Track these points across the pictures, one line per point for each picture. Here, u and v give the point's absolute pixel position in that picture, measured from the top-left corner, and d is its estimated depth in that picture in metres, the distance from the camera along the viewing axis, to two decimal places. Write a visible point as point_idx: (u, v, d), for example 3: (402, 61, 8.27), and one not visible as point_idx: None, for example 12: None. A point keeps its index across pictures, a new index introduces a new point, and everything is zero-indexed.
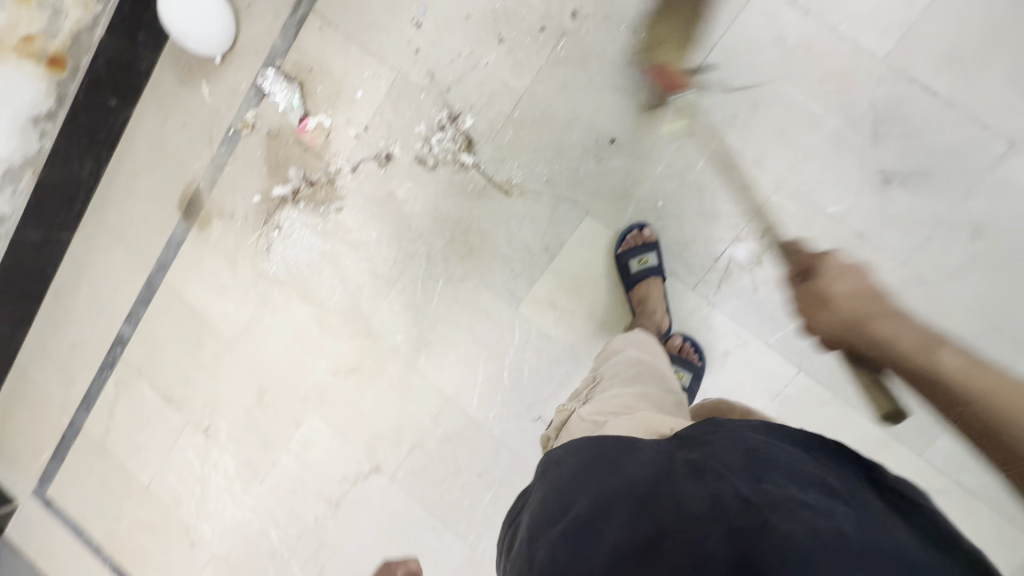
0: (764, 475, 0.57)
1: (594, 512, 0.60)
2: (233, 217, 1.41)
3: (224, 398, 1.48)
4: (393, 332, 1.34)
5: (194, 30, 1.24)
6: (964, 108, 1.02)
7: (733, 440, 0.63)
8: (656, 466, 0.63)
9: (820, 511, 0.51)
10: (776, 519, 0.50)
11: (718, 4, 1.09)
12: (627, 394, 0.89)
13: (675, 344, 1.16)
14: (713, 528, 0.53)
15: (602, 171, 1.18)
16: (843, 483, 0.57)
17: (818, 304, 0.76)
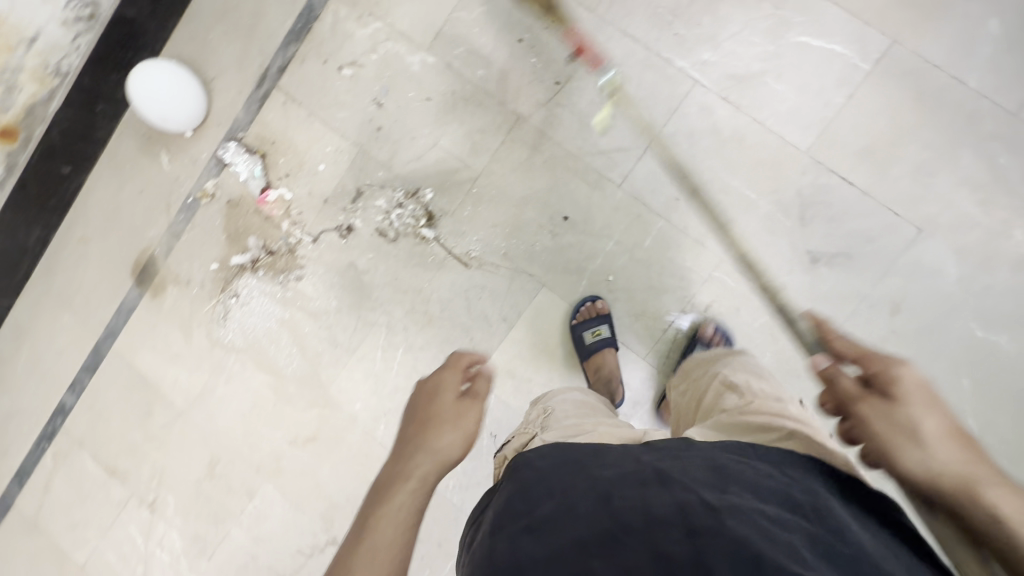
0: (729, 487, 0.59)
1: (560, 510, 0.59)
2: (189, 283, 1.39)
3: (173, 469, 1.42)
4: (351, 401, 1.34)
5: (181, 108, 1.28)
6: (877, 196, 1.12)
7: (702, 455, 0.65)
8: (625, 472, 0.62)
9: (779, 523, 0.54)
10: (734, 525, 0.53)
11: (659, 98, 1.18)
12: (586, 420, 0.86)
13: (709, 332, 1.15)
14: (675, 531, 0.54)
15: (556, 246, 1.23)
16: (806, 497, 0.60)
17: (905, 437, 0.62)
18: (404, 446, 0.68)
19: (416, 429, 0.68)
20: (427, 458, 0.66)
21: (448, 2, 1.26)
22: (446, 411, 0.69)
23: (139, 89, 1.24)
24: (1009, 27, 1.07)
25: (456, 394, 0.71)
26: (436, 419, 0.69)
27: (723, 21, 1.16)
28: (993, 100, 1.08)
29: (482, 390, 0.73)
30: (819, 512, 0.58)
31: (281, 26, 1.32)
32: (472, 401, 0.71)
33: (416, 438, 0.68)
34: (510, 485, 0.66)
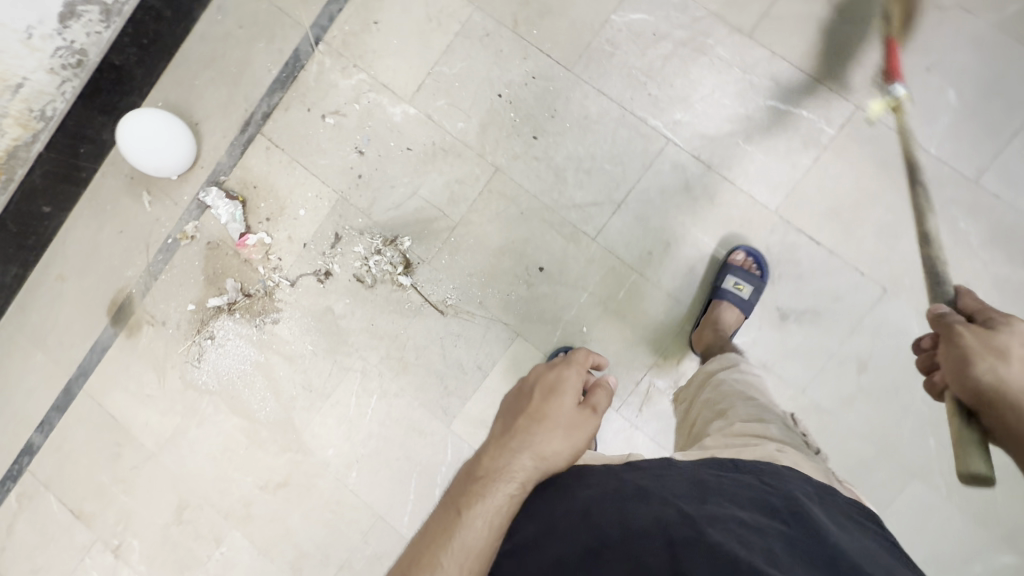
0: (707, 498, 0.65)
1: (545, 530, 0.63)
2: (166, 323, 1.39)
3: (140, 513, 1.39)
4: (323, 447, 1.32)
5: (172, 135, 1.27)
6: (844, 257, 1.15)
7: (684, 472, 0.71)
8: (611, 488, 0.68)
9: (755, 532, 0.60)
10: (710, 532, 0.58)
11: (633, 155, 1.22)
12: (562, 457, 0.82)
13: (738, 258, 1.16)
14: (654, 540, 0.59)
15: (531, 296, 1.25)
16: (783, 501, 0.66)
17: (1001, 355, 0.67)
18: (507, 436, 0.65)
19: (524, 422, 0.66)
20: (531, 459, 0.64)
21: (430, 56, 1.29)
22: (562, 416, 0.66)
23: (132, 144, 1.23)
24: (968, 98, 1.11)
25: (575, 401, 0.68)
26: (547, 421, 0.65)
27: (695, 84, 1.20)
28: (952, 167, 1.12)
29: (599, 404, 0.68)
30: (794, 513, 0.63)
31: (267, 74, 1.35)
32: (589, 413, 0.68)
33: (523, 432, 0.65)
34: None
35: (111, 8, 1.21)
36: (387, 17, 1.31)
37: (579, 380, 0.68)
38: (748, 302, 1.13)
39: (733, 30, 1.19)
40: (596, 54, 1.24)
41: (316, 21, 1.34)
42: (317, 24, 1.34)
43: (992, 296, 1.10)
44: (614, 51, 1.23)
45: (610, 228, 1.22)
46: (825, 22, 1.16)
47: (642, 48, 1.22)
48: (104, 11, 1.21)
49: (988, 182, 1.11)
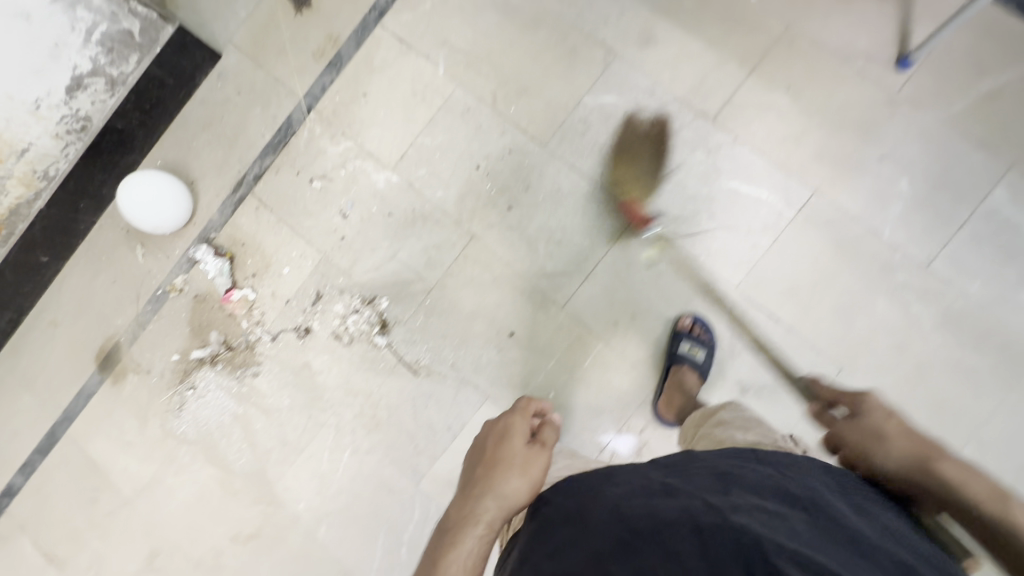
0: (731, 491, 0.70)
1: (580, 528, 0.66)
2: (150, 372, 1.43)
3: (112, 559, 1.41)
4: (295, 500, 1.35)
5: (167, 185, 1.33)
6: (802, 334, 1.19)
7: (709, 469, 0.77)
8: (640, 487, 0.73)
9: (779, 517, 0.64)
10: (735, 517, 0.62)
11: (602, 229, 1.28)
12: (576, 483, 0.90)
13: (686, 324, 1.21)
14: (684, 525, 0.62)
15: (502, 360, 1.29)
16: (801, 489, 0.71)
17: (874, 438, 0.81)
18: (471, 485, 0.74)
19: (484, 472, 0.75)
20: (493, 500, 0.72)
21: (414, 128, 1.36)
22: (515, 455, 0.75)
23: (136, 205, 1.30)
24: (918, 188, 1.17)
25: (524, 442, 0.78)
26: (502, 464, 0.75)
27: (661, 163, 1.26)
28: (905, 252, 1.17)
29: (549, 439, 0.80)
30: (811, 500, 0.69)
31: (261, 138, 1.43)
32: (538, 450, 0.77)
33: (484, 479, 0.74)
34: (532, 523, 0.73)
35: (116, 79, 1.36)
36: (375, 90, 1.39)
37: (524, 423, 0.81)
38: (701, 366, 1.18)
39: (698, 115, 1.26)
40: (569, 132, 1.30)
41: (308, 91, 1.42)
42: (309, 94, 1.41)
43: (941, 378, 1.14)
44: (586, 131, 1.30)
45: (578, 298, 1.27)
46: (785, 111, 1.23)
47: (613, 128, 1.29)
48: (109, 82, 1.35)
49: (938, 268, 1.16)
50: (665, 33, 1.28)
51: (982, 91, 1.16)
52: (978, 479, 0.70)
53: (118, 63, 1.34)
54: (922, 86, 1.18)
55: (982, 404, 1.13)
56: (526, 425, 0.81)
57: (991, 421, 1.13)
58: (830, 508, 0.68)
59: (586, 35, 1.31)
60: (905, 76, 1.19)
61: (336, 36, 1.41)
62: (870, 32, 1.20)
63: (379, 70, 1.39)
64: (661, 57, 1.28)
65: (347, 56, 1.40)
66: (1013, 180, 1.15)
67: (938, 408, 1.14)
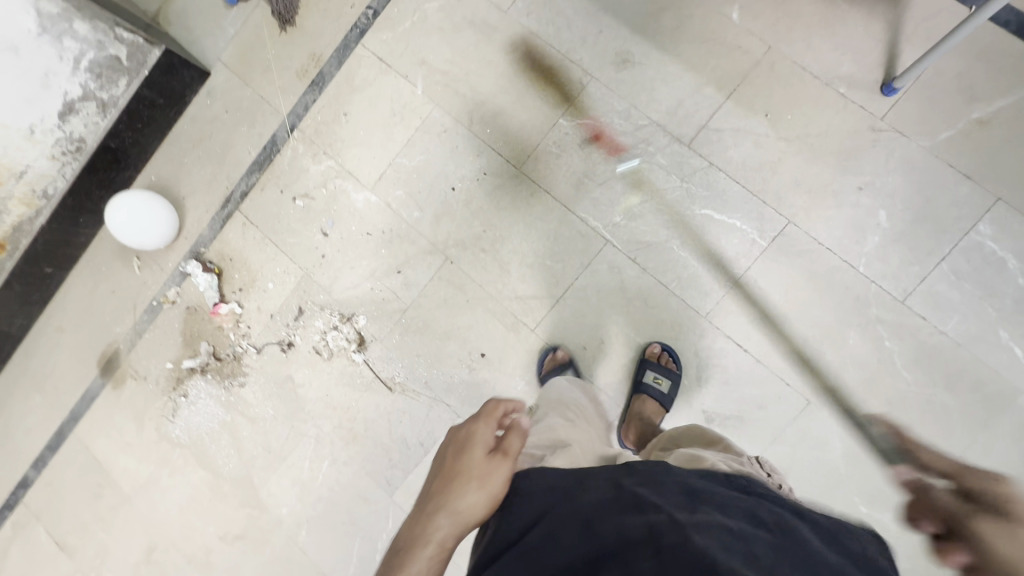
0: (699, 508, 0.63)
1: (547, 536, 0.62)
2: (146, 378, 1.51)
3: (114, 549, 1.52)
4: (279, 505, 1.42)
5: (143, 198, 1.38)
6: (770, 366, 1.18)
7: (676, 480, 0.69)
8: (607, 493, 0.66)
9: (742, 539, 0.58)
10: (699, 538, 0.56)
11: (574, 254, 1.28)
12: (560, 431, 0.92)
13: (654, 352, 1.21)
14: (643, 549, 0.56)
15: (473, 381, 1.31)
16: (773, 515, 0.65)
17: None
18: (427, 501, 0.68)
19: (439, 486, 0.69)
20: (447, 517, 0.66)
21: (393, 148, 1.38)
22: (473, 467, 0.69)
23: (127, 228, 1.36)
24: (898, 220, 1.14)
25: (486, 451, 0.71)
26: (459, 478, 0.69)
27: (635, 189, 1.25)
28: (880, 286, 1.14)
29: (513, 448, 0.73)
30: (783, 526, 0.62)
31: (247, 156, 1.47)
32: (500, 460, 0.70)
33: (439, 494, 0.68)
34: (500, 513, 0.69)
35: (107, 102, 1.38)
36: (355, 109, 1.40)
37: (487, 431, 0.73)
38: (664, 396, 1.17)
39: (673, 140, 1.24)
40: (543, 155, 1.30)
41: (292, 109, 1.44)
42: (293, 112, 1.44)
43: (915, 416, 1.12)
44: (561, 154, 1.29)
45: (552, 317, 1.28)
46: (762, 136, 1.20)
47: (587, 152, 1.28)
48: (100, 105, 1.37)
49: (915, 304, 1.13)
50: (642, 54, 1.25)
51: (971, 119, 1.11)
52: None
53: (108, 86, 1.36)
54: (907, 114, 1.14)
55: (955, 444, 1.10)
56: (489, 431, 0.73)
57: (963, 460, 1.09)
58: (796, 534, 0.62)
59: (563, 57, 1.29)
60: (889, 102, 1.15)
61: (318, 55, 1.43)
62: (856, 55, 1.16)
63: (359, 89, 1.40)
64: (638, 79, 1.26)
65: (328, 75, 1.42)
66: (998, 214, 1.10)
67: (908, 446, 1.12)
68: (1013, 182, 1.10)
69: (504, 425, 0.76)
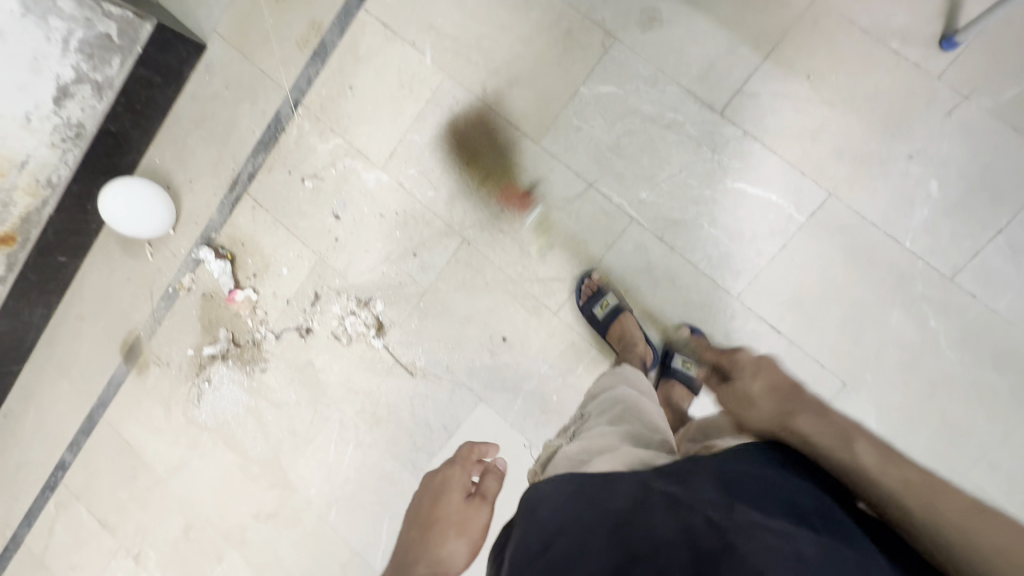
0: (735, 505, 0.56)
1: (574, 549, 0.55)
2: (169, 364, 1.51)
3: (153, 527, 1.57)
4: (307, 485, 1.44)
5: (126, 186, 1.34)
6: (805, 348, 1.13)
7: (707, 476, 0.62)
8: (635, 496, 0.61)
9: (787, 538, 0.51)
10: (741, 543, 0.50)
11: (597, 233, 1.21)
12: (613, 434, 0.84)
13: (682, 334, 1.17)
14: (682, 558, 0.51)
15: (495, 365, 1.29)
16: (814, 501, 0.57)
17: (744, 403, 0.78)
18: (405, 551, 0.70)
19: (420, 533, 0.72)
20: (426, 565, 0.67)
21: (403, 123, 1.30)
22: (450, 513, 0.74)
23: (145, 229, 1.37)
24: (951, 190, 1.05)
25: (463, 496, 0.77)
26: (439, 525, 0.72)
27: (662, 162, 1.17)
28: (927, 263, 1.07)
29: (488, 491, 0.78)
30: (828, 518, 0.54)
31: (252, 135, 1.40)
32: (478, 503, 0.76)
33: (421, 542, 0.70)
34: (523, 520, 0.62)
35: (102, 84, 1.30)
36: (361, 82, 1.32)
37: (463, 476, 0.81)
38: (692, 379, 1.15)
39: (704, 107, 1.14)
40: (563, 127, 1.22)
41: (294, 83, 1.36)
42: (296, 87, 1.36)
43: (957, 397, 1.07)
44: (582, 126, 1.20)
45: (585, 295, 1.21)
46: (803, 101, 1.10)
47: (609, 122, 1.19)
48: (95, 87, 1.30)
49: (963, 281, 1.06)
50: (670, 11, 1.14)
51: None
52: (828, 424, 0.67)
53: (101, 66, 1.28)
54: (967, 70, 1.03)
55: (998, 424, 1.06)
56: (464, 477, 0.81)
57: (1005, 442, 1.06)
58: (843, 527, 0.54)
59: (582, 17, 1.19)
60: (947, 58, 1.03)
61: (318, 23, 1.33)
62: (912, 4, 1.04)
63: (364, 59, 1.31)
64: (666, 40, 1.15)
65: (330, 44, 1.33)
66: None
67: (948, 429, 1.08)
68: None
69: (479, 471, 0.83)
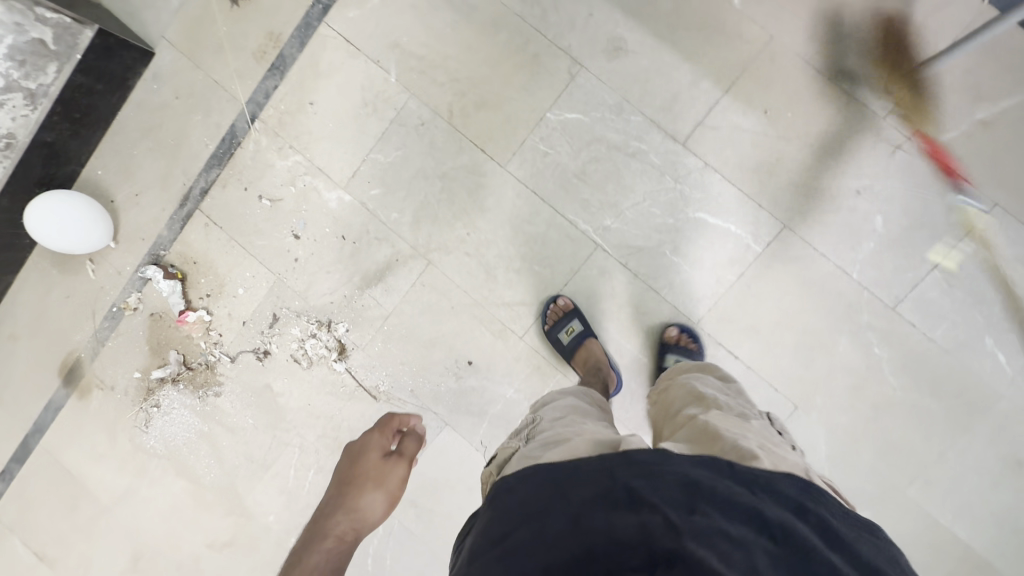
0: (697, 507, 0.56)
1: (533, 539, 0.56)
2: (113, 388, 1.42)
3: (97, 561, 1.46)
4: (265, 512, 1.38)
5: (47, 199, 1.23)
6: (761, 372, 1.17)
7: (675, 469, 0.60)
8: (599, 488, 0.59)
9: (742, 549, 0.53)
10: (698, 550, 0.51)
11: (563, 258, 1.22)
12: (570, 430, 0.81)
13: (673, 334, 1.17)
14: (637, 559, 0.52)
15: (460, 389, 1.27)
16: (777, 514, 0.57)
17: None
18: (328, 498, 0.77)
19: (339, 486, 0.77)
20: (345, 516, 0.74)
21: (366, 142, 1.27)
22: (368, 470, 0.77)
23: (106, 231, 1.32)
24: (894, 226, 1.11)
25: (380, 455, 0.79)
26: (358, 478, 0.76)
27: (628, 190, 1.18)
28: (872, 293, 1.13)
29: (405, 452, 0.81)
30: (786, 529, 0.55)
31: (204, 149, 1.33)
32: (395, 460, 0.79)
33: (340, 499, 0.75)
34: (491, 509, 0.63)
35: (36, 91, 1.22)
36: (322, 98, 1.28)
37: (379, 439, 0.81)
38: None
39: (667, 136, 1.16)
40: (529, 151, 1.21)
41: (251, 96, 1.30)
42: (252, 100, 1.30)
43: (897, 419, 1.14)
44: (548, 151, 1.20)
45: (553, 315, 1.20)
46: (761, 134, 1.14)
47: (576, 148, 1.19)
48: (28, 96, 1.22)
49: (905, 310, 1.12)
50: (636, 41, 1.16)
51: (975, 119, 1.08)
52: None
53: (35, 74, 1.21)
54: (910, 112, 1.09)
55: (933, 444, 1.13)
56: (379, 444, 0.80)
57: (939, 460, 1.13)
58: (802, 540, 0.55)
59: (550, 42, 1.19)
60: (893, 100, 1.09)
61: (277, 34, 1.28)
62: (861, 46, 1.10)
63: (326, 75, 1.27)
64: (631, 69, 1.16)
65: (290, 58, 1.28)
66: (994, 220, 1.08)
67: (889, 447, 1.14)
68: (1008, 187, 1.08)
69: (399, 437, 0.83)
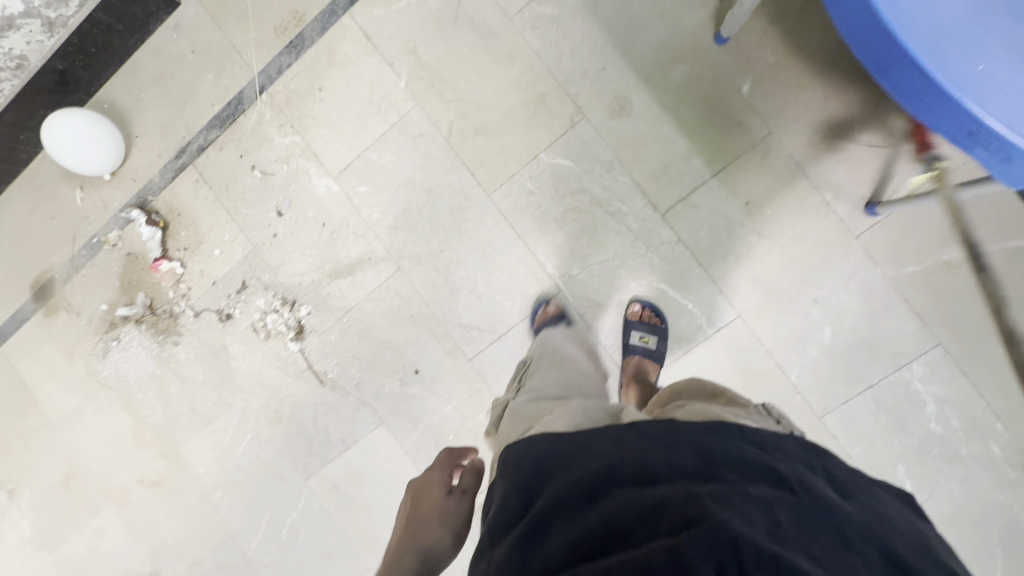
0: (713, 473, 0.52)
1: (546, 510, 0.55)
2: (79, 315, 1.47)
3: (33, 470, 1.52)
4: (197, 463, 1.44)
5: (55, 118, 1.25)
6: None
7: (687, 439, 0.57)
8: (608, 458, 0.57)
9: (761, 506, 0.49)
10: (717, 510, 0.47)
11: (522, 295, 1.25)
12: (555, 382, 0.95)
13: (636, 311, 1.19)
14: (656, 527, 0.48)
15: (402, 394, 1.32)
16: (791, 472, 0.54)
17: None
18: (398, 541, 0.77)
19: (407, 529, 0.78)
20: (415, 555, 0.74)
21: (364, 140, 1.29)
22: (433, 509, 0.79)
23: (102, 123, 1.30)
24: (840, 341, 1.14)
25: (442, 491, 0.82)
26: (422, 518, 0.78)
27: (599, 245, 1.21)
28: (805, 398, 1.16)
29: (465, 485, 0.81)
30: (802, 484, 0.52)
31: (209, 108, 1.35)
32: (456, 497, 0.80)
33: (409, 538, 0.76)
34: (504, 483, 0.63)
35: (54, 21, 1.34)
36: (331, 86, 1.30)
37: (440, 476, 0.85)
38: (655, 353, 1.16)
39: (649, 204, 1.19)
40: (517, 184, 1.24)
41: (264, 68, 1.32)
42: (264, 73, 1.32)
43: None
44: (534, 190, 1.23)
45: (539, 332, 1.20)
46: (739, 224, 1.16)
47: (561, 193, 1.22)
48: (47, 24, 1.34)
49: (830, 421, 1.16)
50: (640, 105, 1.18)
51: (940, 259, 1.11)
52: None
53: (56, 6, 1.32)
54: (882, 239, 1.12)
55: None
56: (440, 480, 0.84)
57: None
58: (822, 496, 0.52)
59: (559, 86, 1.20)
60: (869, 222, 1.12)
61: (301, 15, 1.30)
62: (853, 160, 1.12)
63: (339, 65, 1.29)
64: (631, 130, 1.18)
65: (309, 40, 1.30)
66: (934, 358, 1.12)
67: None
68: (956, 332, 1.11)
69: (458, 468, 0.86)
